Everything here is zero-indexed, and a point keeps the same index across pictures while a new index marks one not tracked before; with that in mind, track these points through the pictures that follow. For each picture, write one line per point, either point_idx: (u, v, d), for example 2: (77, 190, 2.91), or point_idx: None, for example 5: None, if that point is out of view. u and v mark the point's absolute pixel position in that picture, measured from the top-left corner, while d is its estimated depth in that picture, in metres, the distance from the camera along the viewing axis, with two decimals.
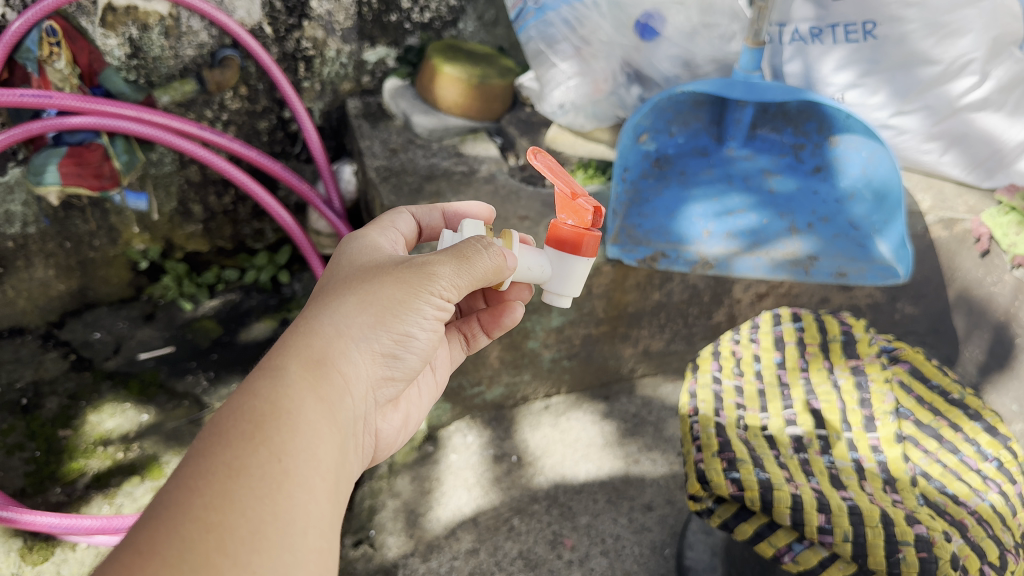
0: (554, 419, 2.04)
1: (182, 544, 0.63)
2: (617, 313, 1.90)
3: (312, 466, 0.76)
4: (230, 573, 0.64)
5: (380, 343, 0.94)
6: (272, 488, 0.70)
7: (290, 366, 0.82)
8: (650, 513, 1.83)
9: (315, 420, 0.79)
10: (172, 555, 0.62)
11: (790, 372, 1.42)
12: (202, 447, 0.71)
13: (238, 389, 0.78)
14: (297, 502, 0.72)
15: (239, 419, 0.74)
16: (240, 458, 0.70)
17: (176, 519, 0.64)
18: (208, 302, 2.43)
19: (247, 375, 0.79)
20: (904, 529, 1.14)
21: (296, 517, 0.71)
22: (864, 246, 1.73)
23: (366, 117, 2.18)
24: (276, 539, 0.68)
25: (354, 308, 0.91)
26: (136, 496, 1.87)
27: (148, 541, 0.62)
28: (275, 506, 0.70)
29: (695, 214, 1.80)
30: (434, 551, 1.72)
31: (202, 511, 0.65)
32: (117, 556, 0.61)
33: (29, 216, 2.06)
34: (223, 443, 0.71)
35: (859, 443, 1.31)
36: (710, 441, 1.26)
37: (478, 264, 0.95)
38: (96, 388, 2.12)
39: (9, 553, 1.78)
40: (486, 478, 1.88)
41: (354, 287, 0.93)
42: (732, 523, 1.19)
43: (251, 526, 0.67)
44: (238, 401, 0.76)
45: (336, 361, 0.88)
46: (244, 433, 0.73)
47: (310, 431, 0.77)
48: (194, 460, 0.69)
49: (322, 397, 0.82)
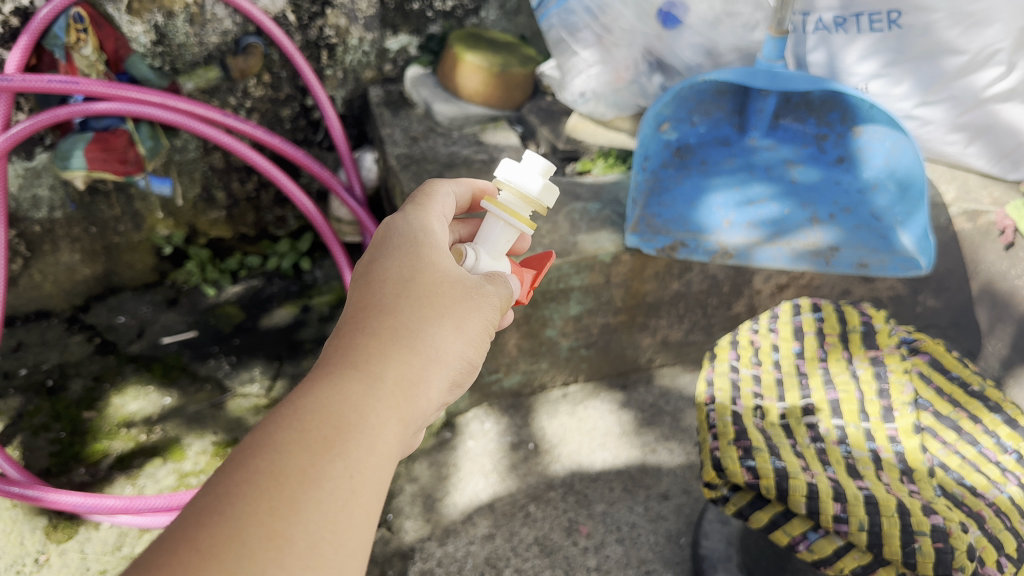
0: (571, 407, 2.05)
1: (239, 555, 0.56)
2: (636, 302, 1.90)
3: (381, 490, 0.69)
4: None
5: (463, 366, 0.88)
6: (339, 507, 0.64)
7: (386, 374, 0.76)
8: (666, 502, 1.83)
9: (392, 444, 0.72)
10: (223, 554, 0.55)
11: (809, 363, 1.41)
12: (280, 441, 0.65)
13: (332, 382, 0.72)
14: (358, 528, 0.65)
15: (322, 422, 0.68)
16: (313, 466, 0.64)
17: (241, 517, 0.58)
18: (230, 287, 2.45)
19: (341, 374, 0.73)
20: (920, 520, 1.13)
21: (356, 545, 0.64)
22: (886, 237, 1.72)
23: (387, 105, 2.19)
24: (335, 565, 0.61)
25: (451, 325, 0.86)
26: (158, 477, 1.90)
27: (205, 535, 0.56)
28: (339, 528, 0.63)
29: (716, 203, 1.78)
30: (451, 536, 1.73)
31: (263, 522, 0.59)
32: (172, 544, 0.55)
33: (56, 201, 2.09)
34: (300, 446, 0.65)
35: (877, 433, 1.30)
36: (727, 430, 1.27)
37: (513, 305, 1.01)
38: (120, 370, 2.15)
39: (34, 531, 1.81)
40: (503, 465, 1.89)
41: (454, 302, 0.88)
42: (746, 511, 1.20)
43: (311, 546, 0.60)
44: (328, 400, 0.70)
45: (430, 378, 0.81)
46: (323, 440, 0.67)
47: (387, 454, 0.71)
48: (268, 452, 0.64)
49: (403, 419, 0.75)
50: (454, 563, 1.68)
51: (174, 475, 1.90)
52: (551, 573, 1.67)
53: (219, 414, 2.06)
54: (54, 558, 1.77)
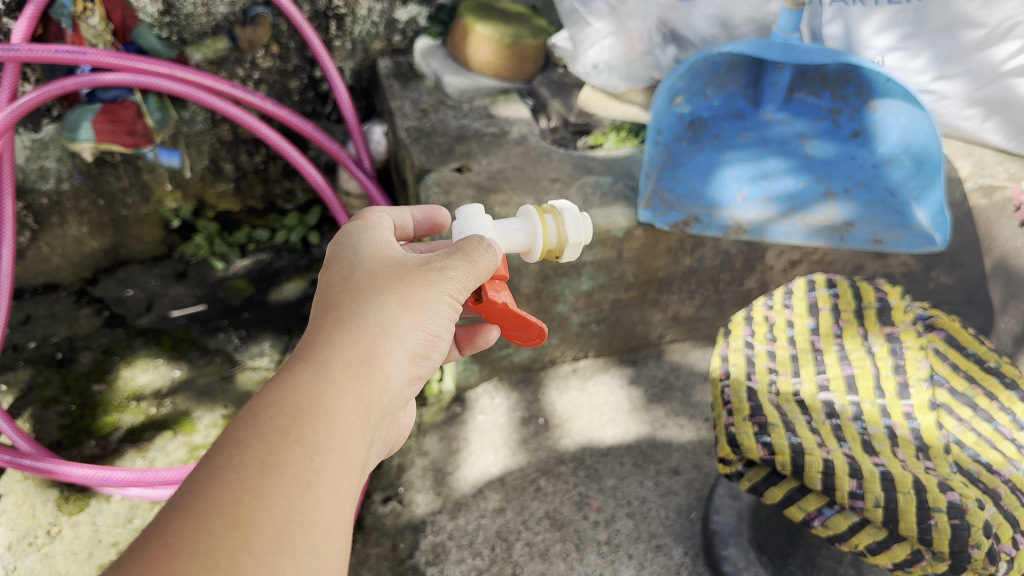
0: (581, 382, 2.05)
1: (209, 540, 0.62)
2: (647, 278, 1.89)
3: (342, 466, 0.75)
4: (253, 571, 0.62)
5: (416, 343, 0.94)
6: (301, 486, 0.70)
7: (335, 363, 0.83)
8: (677, 477, 1.83)
9: (352, 422, 0.79)
10: (197, 550, 0.61)
11: (824, 339, 1.40)
12: (237, 437, 0.71)
13: (281, 380, 0.79)
14: (324, 503, 0.71)
15: (276, 413, 0.74)
16: (273, 454, 0.70)
17: (206, 512, 0.63)
18: (239, 261, 2.44)
19: (291, 368, 0.80)
20: (937, 496, 1.13)
21: (322, 519, 0.70)
22: (901, 213, 1.70)
23: (397, 77, 2.16)
24: (302, 542, 0.67)
25: (396, 306, 0.91)
26: (168, 450, 1.90)
27: (177, 532, 0.61)
28: (302, 506, 0.69)
29: (729, 177, 1.76)
30: (462, 509, 1.74)
31: (229, 509, 0.64)
32: (147, 549, 0.60)
33: (63, 172, 2.07)
34: (258, 435, 0.71)
35: (892, 410, 1.30)
36: (742, 406, 1.26)
37: (481, 260, 0.99)
38: (129, 343, 2.15)
39: (45, 503, 1.82)
40: (513, 440, 1.89)
41: (391, 284, 0.93)
42: (760, 486, 1.19)
43: (277, 524, 0.66)
44: (280, 394, 0.77)
45: (380, 359, 0.88)
46: (278, 428, 0.73)
47: (342, 432, 0.77)
48: (229, 449, 0.69)
49: (359, 397, 0.82)
50: (465, 536, 1.69)
51: (185, 449, 1.90)
52: (562, 547, 1.68)
53: (229, 387, 2.06)
54: (66, 530, 1.77)
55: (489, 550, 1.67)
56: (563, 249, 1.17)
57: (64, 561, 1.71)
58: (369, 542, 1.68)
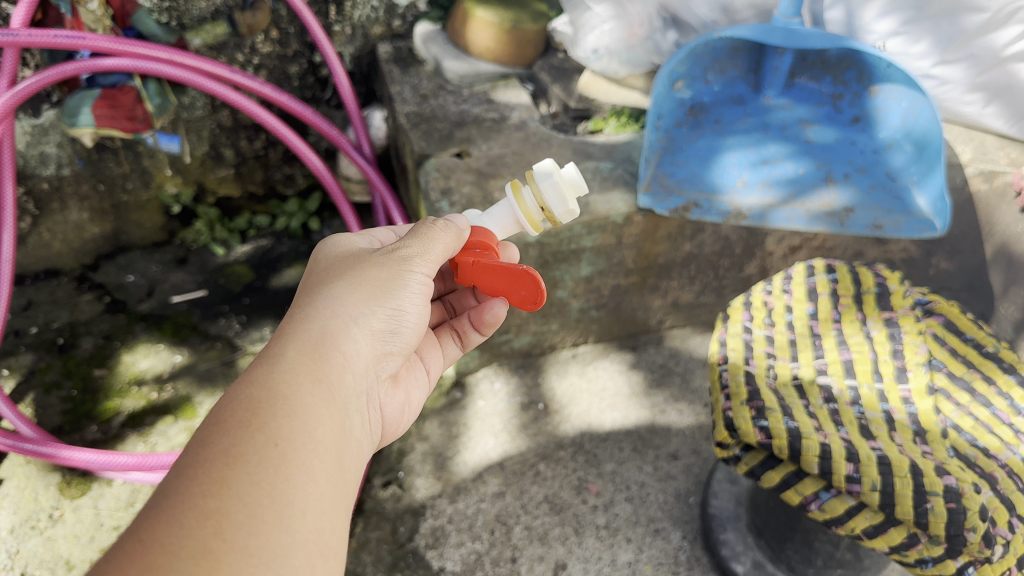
0: (581, 367, 2.05)
1: (180, 533, 0.65)
2: (647, 264, 1.89)
3: (308, 447, 0.79)
4: (229, 556, 0.66)
5: (377, 321, 0.99)
6: (269, 472, 0.73)
7: (288, 351, 0.88)
8: (676, 462, 1.83)
9: (312, 402, 0.83)
10: (169, 539, 0.64)
11: (822, 323, 1.40)
12: (202, 437, 0.75)
13: (239, 380, 0.83)
14: (294, 483, 0.75)
15: (236, 410, 0.78)
16: (236, 446, 0.74)
17: (177, 509, 0.67)
18: (239, 247, 2.44)
19: (248, 367, 0.85)
20: (933, 480, 1.13)
21: (294, 499, 0.74)
22: (902, 198, 1.70)
23: (397, 62, 2.16)
24: (276, 523, 0.70)
25: (346, 288, 0.97)
26: (170, 435, 1.91)
27: (148, 529, 0.64)
28: (272, 489, 0.73)
29: (730, 163, 1.76)
30: (461, 493, 1.75)
31: (197, 501, 0.68)
32: (122, 547, 0.63)
33: (64, 158, 2.07)
34: (220, 432, 0.75)
35: (890, 395, 1.30)
36: (739, 390, 1.26)
37: (438, 237, 1.03)
38: (130, 329, 2.15)
39: (48, 487, 1.83)
40: (513, 425, 1.90)
41: (341, 275, 0.99)
42: (758, 470, 1.20)
43: (248, 509, 0.69)
44: (238, 392, 0.81)
45: (336, 341, 0.93)
46: (240, 422, 0.77)
47: (304, 415, 0.81)
48: (194, 450, 0.73)
49: (318, 380, 0.87)
50: (465, 520, 1.70)
51: (186, 433, 1.91)
52: (561, 530, 1.69)
53: (230, 372, 2.06)
54: (69, 514, 1.78)
55: (488, 534, 1.68)
56: (541, 197, 1.08)
57: (66, 545, 1.72)
58: (370, 525, 1.69)
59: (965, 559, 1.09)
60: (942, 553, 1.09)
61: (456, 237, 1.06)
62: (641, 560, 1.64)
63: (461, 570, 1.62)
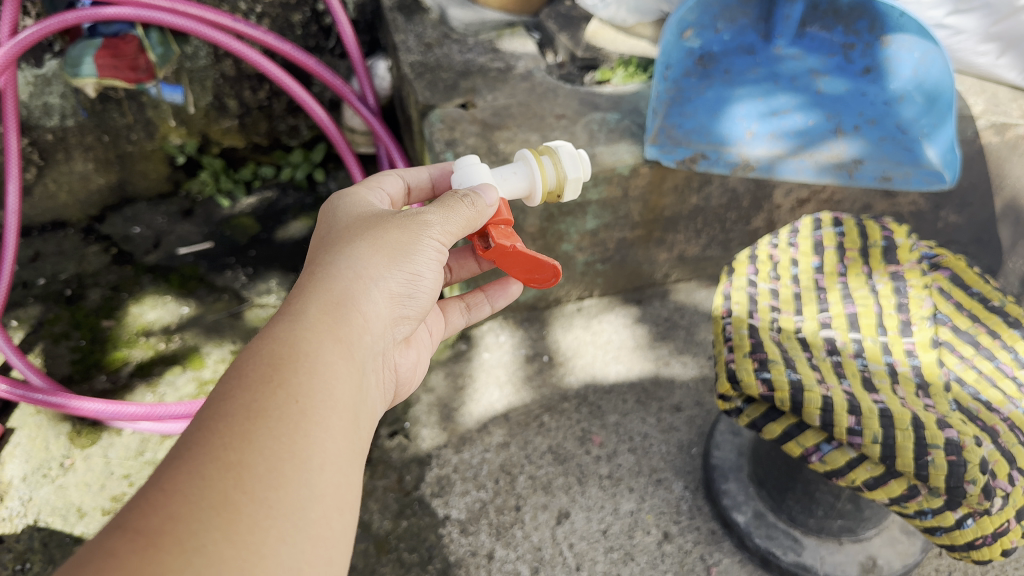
0: (586, 321, 2.05)
1: (201, 485, 0.68)
2: (654, 217, 1.88)
3: (329, 402, 0.82)
4: (248, 507, 0.69)
5: (397, 284, 1.00)
6: (289, 428, 0.76)
7: (310, 310, 0.90)
8: (679, 414, 1.84)
9: (332, 361, 0.86)
10: (192, 492, 0.68)
11: (827, 277, 1.40)
12: (226, 390, 0.78)
13: (262, 334, 0.86)
14: (312, 440, 0.78)
15: (258, 364, 0.81)
16: (257, 401, 0.77)
17: (199, 460, 0.70)
18: (245, 199, 2.44)
19: (270, 322, 0.88)
20: (934, 433, 1.13)
21: (312, 454, 0.77)
22: (912, 150, 1.68)
23: (400, 10, 2.12)
24: (294, 477, 0.74)
25: (369, 249, 0.98)
26: (178, 385, 1.93)
27: (171, 480, 0.68)
28: (292, 445, 0.76)
29: (739, 114, 1.74)
30: (466, 444, 1.78)
31: (219, 453, 0.71)
32: (146, 494, 0.67)
33: (67, 108, 2.06)
34: (242, 386, 0.78)
35: (894, 347, 1.30)
36: (743, 343, 1.26)
37: (462, 213, 1.02)
38: (138, 280, 2.16)
39: (58, 437, 1.86)
40: (518, 377, 1.92)
41: (363, 233, 1.00)
42: (760, 422, 1.22)
43: (267, 464, 0.73)
44: (260, 346, 0.84)
45: (357, 302, 0.95)
46: (262, 376, 0.80)
47: (324, 372, 0.84)
48: (218, 403, 0.77)
49: (338, 339, 0.89)
50: (470, 470, 1.73)
51: (194, 383, 1.93)
52: (564, 480, 1.71)
53: (237, 323, 2.07)
54: (79, 462, 1.81)
55: (493, 484, 1.71)
56: (562, 187, 1.19)
57: (77, 493, 1.75)
58: (376, 475, 1.73)
59: (964, 511, 1.12)
60: (941, 506, 1.12)
61: (479, 215, 1.04)
62: (643, 510, 1.66)
63: (466, 517, 1.65)
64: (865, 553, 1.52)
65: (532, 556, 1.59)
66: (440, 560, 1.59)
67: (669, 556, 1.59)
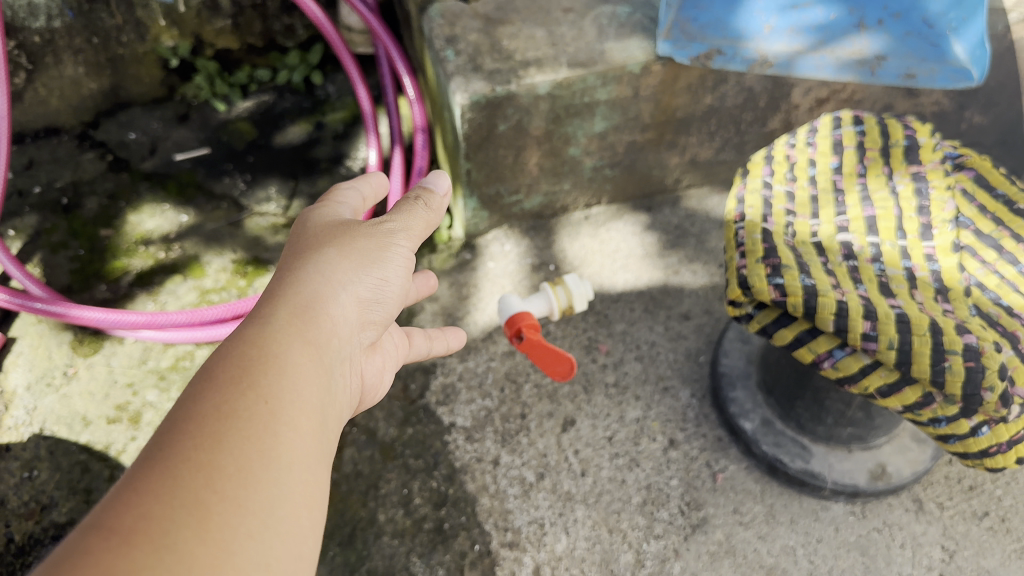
0: (593, 229, 1.99)
1: (173, 483, 0.69)
2: (665, 119, 1.81)
3: (301, 406, 0.84)
4: (219, 506, 0.70)
5: (365, 290, 1.03)
6: (258, 429, 0.78)
7: (278, 315, 0.92)
8: (687, 323, 1.80)
9: (301, 364, 0.88)
10: (162, 491, 0.69)
11: (846, 179, 1.33)
12: (195, 392, 0.79)
13: (231, 337, 0.87)
14: (281, 438, 0.79)
15: (227, 366, 0.82)
16: (227, 402, 0.78)
17: (170, 461, 0.71)
18: (241, 103, 2.35)
19: (238, 324, 0.89)
20: (953, 338, 1.09)
21: (282, 453, 0.78)
22: (937, 46, 1.58)
23: None
24: (264, 476, 0.75)
25: (337, 255, 1.00)
26: (179, 294, 1.91)
27: (139, 479, 0.69)
28: (262, 445, 0.77)
29: (757, 6, 1.62)
30: (471, 353, 1.76)
31: (185, 451, 0.72)
32: (117, 493, 0.68)
33: (53, 8, 1.99)
34: (211, 387, 0.79)
35: (913, 252, 1.26)
36: (755, 247, 1.21)
37: (417, 214, 1.11)
38: (135, 188, 2.11)
39: (61, 346, 1.84)
40: (524, 286, 1.88)
41: (329, 240, 1.02)
42: (770, 328, 1.18)
43: (237, 463, 0.74)
44: (230, 349, 0.85)
45: (325, 305, 0.97)
46: (230, 378, 0.81)
47: (294, 375, 0.86)
48: (187, 405, 0.77)
49: (307, 341, 0.91)
50: (475, 378, 1.71)
51: (196, 293, 1.91)
52: (570, 389, 1.69)
53: (237, 232, 2.03)
54: (82, 372, 1.80)
55: (498, 392, 1.69)
56: None
57: (81, 402, 1.75)
58: None
59: (980, 419, 1.09)
60: (956, 413, 1.09)
61: (431, 218, 1.14)
62: (649, 417, 1.64)
63: (471, 425, 1.64)
64: (874, 461, 1.51)
65: (537, 463, 1.59)
66: (446, 467, 1.59)
67: (674, 463, 1.58)
